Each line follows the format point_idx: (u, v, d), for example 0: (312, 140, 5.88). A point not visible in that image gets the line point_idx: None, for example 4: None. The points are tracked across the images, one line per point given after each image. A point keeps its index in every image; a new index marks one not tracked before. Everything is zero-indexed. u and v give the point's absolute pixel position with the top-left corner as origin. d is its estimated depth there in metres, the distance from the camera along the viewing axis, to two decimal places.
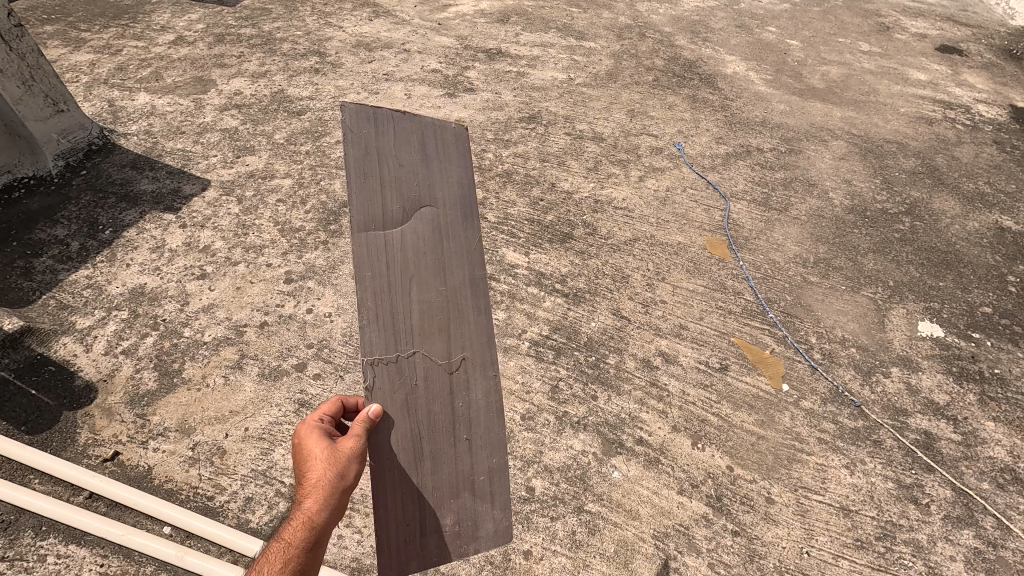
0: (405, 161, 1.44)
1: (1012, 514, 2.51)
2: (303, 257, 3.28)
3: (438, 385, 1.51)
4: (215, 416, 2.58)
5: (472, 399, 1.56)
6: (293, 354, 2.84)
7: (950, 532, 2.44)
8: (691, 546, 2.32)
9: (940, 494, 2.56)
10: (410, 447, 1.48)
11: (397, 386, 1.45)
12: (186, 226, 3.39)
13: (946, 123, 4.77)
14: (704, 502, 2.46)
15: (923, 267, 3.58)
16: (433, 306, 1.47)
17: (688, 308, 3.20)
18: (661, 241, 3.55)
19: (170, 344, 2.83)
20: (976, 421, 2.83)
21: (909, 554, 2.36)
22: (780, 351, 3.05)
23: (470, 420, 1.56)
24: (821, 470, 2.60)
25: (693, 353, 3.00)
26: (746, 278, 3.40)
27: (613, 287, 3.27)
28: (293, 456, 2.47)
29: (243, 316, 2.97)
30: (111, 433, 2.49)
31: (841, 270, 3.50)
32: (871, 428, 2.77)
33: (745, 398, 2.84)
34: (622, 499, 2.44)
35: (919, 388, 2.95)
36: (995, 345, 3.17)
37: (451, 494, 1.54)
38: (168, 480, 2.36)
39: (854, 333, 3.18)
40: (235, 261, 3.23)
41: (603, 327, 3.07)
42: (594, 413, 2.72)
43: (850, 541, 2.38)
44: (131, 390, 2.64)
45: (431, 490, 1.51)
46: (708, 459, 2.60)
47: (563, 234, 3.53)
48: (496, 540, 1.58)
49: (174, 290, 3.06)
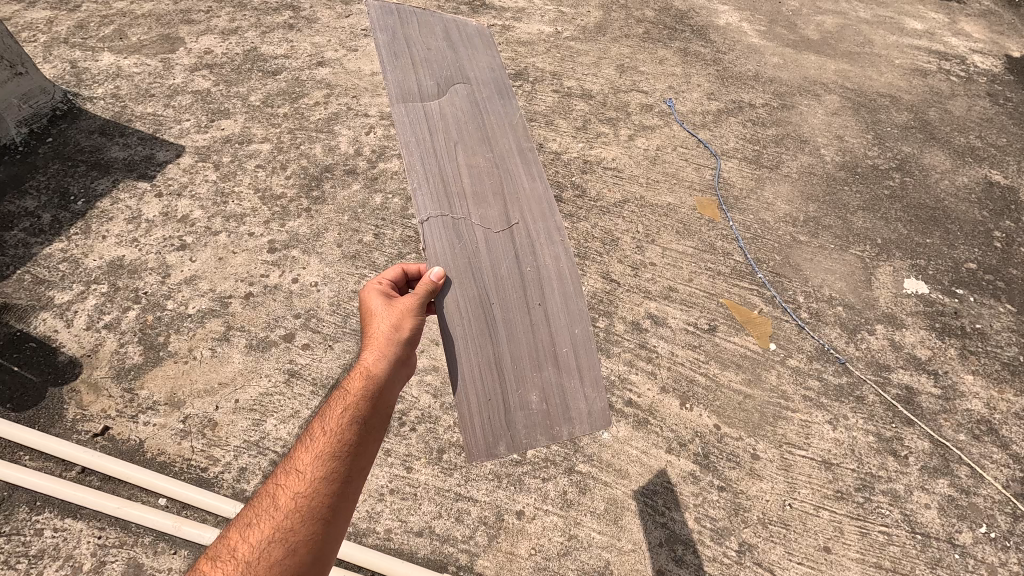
0: (463, 111, 1.94)
1: (986, 463, 2.61)
2: (286, 225, 3.19)
3: (514, 292, 1.83)
4: (204, 388, 2.56)
5: (545, 300, 1.85)
6: (281, 324, 2.81)
7: (926, 482, 2.53)
8: (679, 502, 2.40)
9: (919, 446, 2.64)
10: (496, 339, 1.81)
11: (481, 283, 1.80)
12: (162, 195, 3.27)
13: (941, 75, 4.67)
14: (691, 459, 2.52)
15: (911, 224, 3.58)
16: (500, 220, 1.85)
17: (677, 270, 3.19)
18: (652, 202, 3.50)
19: (153, 318, 2.78)
20: (956, 375, 2.90)
21: (886, 503, 2.46)
22: (768, 311, 3.07)
23: (548, 316, 1.86)
24: (805, 426, 2.66)
25: (682, 315, 3.01)
26: (735, 239, 3.38)
27: (603, 250, 3.24)
28: (285, 426, 2.48)
29: (227, 287, 2.92)
30: (99, 408, 2.47)
31: (830, 229, 3.49)
32: (854, 385, 2.82)
33: (732, 358, 2.87)
34: (612, 459, 2.50)
35: (903, 344, 3.00)
36: (977, 301, 3.21)
37: (534, 379, 1.83)
38: (161, 453, 2.37)
39: (842, 292, 3.20)
40: (216, 231, 3.14)
41: (593, 290, 3.06)
42: None
43: (831, 492, 2.47)
44: (116, 364, 2.61)
45: (515, 375, 1.82)
46: (696, 419, 2.65)
47: (552, 196, 3.46)
48: (575, 427, 1.84)
49: (154, 262, 2.98)
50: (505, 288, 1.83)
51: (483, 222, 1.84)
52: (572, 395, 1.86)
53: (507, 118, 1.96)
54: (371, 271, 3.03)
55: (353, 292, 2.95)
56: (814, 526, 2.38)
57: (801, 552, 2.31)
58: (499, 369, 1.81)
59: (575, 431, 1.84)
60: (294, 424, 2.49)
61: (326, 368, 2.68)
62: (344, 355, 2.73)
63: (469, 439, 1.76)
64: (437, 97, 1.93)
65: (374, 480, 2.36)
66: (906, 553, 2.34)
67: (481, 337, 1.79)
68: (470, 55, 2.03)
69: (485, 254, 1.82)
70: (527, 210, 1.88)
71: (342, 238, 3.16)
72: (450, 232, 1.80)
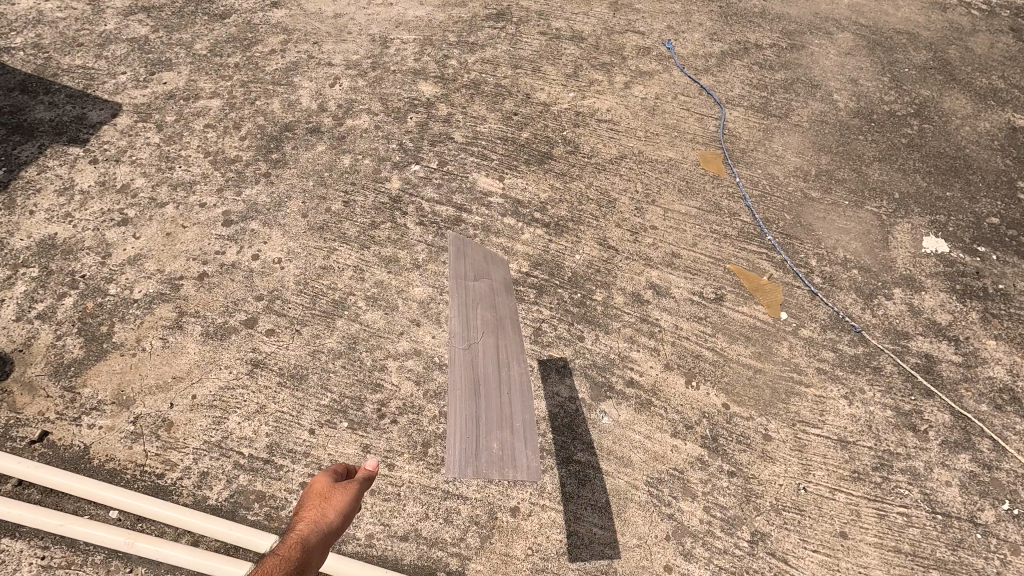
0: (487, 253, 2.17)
1: (1008, 435, 2.45)
2: (242, 193, 2.82)
3: (482, 355, 1.92)
4: (156, 384, 2.28)
5: (511, 374, 1.92)
6: (241, 308, 2.50)
7: (947, 458, 2.37)
8: (686, 491, 2.21)
9: (939, 419, 2.46)
10: (475, 411, 1.78)
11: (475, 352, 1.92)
12: (97, 161, 2.86)
13: (962, 9, 4.26)
14: (699, 443, 2.32)
15: (930, 175, 3.29)
16: (491, 332, 1.98)
17: (680, 234, 2.90)
18: (651, 158, 3.17)
19: (94, 305, 2.45)
20: (977, 340, 2.70)
21: (905, 482, 2.30)
22: (779, 277, 2.82)
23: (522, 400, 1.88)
24: (820, 403, 2.47)
25: (686, 284, 2.75)
26: (743, 197, 3.08)
27: (598, 214, 2.93)
28: (251, 424, 2.23)
29: (178, 267, 2.58)
30: (35, 411, 2.19)
31: (844, 182, 3.21)
32: (871, 355, 2.62)
33: (741, 330, 2.64)
34: (613, 447, 2.29)
35: (922, 308, 2.78)
36: (1000, 259, 2.98)
37: (503, 444, 1.76)
38: (110, 460, 2.11)
39: (857, 253, 2.95)
40: (161, 202, 2.77)
41: (588, 260, 2.77)
42: (581, 355, 2.49)
43: (848, 473, 2.30)
44: (53, 360, 2.30)
45: (489, 430, 1.77)
46: (703, 399, 2.43)
47: (541, 153, 3.10)
48: (516, 474, 1.70)
49: (91, 240, 2.62)
50: (490, 371, 1.90)
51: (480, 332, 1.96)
52: (512, 448, 1.76)
53: (500, 259, 2.20)
54: (341, 245, 2.70)
55: (321, 268, 2.63)
56: (830, 510, 2.22)
57: (816, 539, 2.15)
58: (473, 426, 1.74)
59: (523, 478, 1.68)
60: (260, 421, 2.24)
61: (294, 355, 2.40)
62: (313, 340, 2.44)
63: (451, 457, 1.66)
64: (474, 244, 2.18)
65: None
66: (927, 535, 2.19)
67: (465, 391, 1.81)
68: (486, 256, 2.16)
69: (477, 338, 1.93)
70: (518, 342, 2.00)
71: (306, 207, 2.80)
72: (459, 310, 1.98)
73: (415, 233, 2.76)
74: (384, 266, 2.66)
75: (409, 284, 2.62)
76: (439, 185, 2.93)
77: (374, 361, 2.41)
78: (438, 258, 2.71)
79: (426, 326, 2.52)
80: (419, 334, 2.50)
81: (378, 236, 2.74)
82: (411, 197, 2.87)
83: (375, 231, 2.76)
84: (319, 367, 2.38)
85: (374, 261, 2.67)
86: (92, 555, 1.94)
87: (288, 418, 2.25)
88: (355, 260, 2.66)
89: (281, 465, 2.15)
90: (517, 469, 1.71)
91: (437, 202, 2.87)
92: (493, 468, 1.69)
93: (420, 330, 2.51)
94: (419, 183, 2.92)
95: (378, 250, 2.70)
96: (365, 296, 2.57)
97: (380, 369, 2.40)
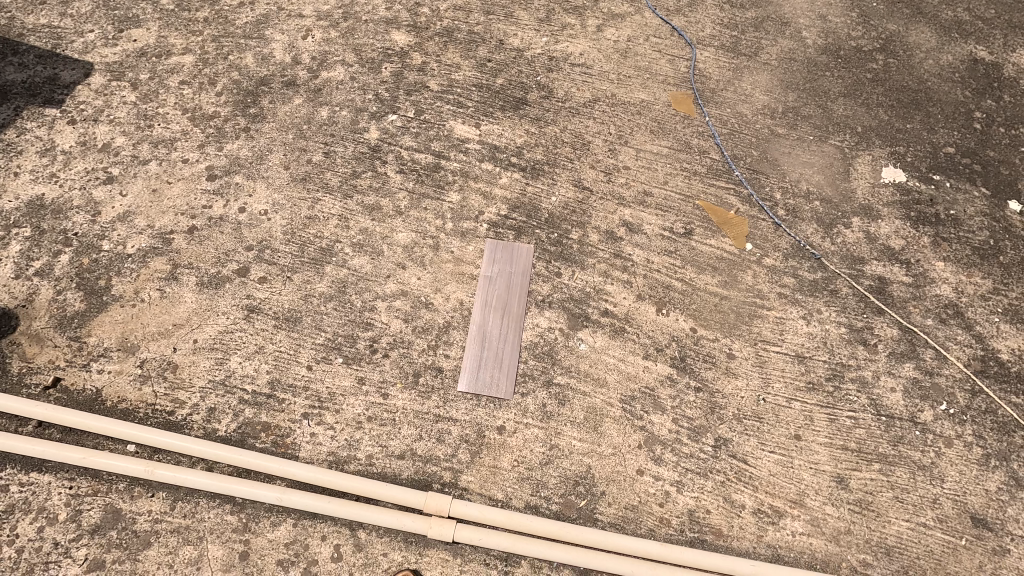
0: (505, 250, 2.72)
1: (950, 344, 2.65)
2: (223, 148, 2.86)
3: (488, 310, 2.59)
4: (158, 331, 2.46)
5: (509, 335, 2.54)
6: (232, 258, 2.62)
7: (893, 367, 2.60)
8: (656, 405, 2.45)
9: (887, 333, 2.67)
10: (477, 330, 2.55)
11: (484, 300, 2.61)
12: (75, 121, 2.86)
13: None
14: (668, 363, 2.54)
15: (892, 109, 3.21)
16: (500, 306, 2.59)
17: (652, 173, 2.97)
18: (623, 101, 3.16)
19: (89, 261, 2.57)
20: (927, 263, 2.82)
21: (854, 390, 2.54)
22: (745, 211, 2.92)
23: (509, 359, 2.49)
24: (780, 323, 2.65)
25: (657, 220, 2.86)
26: (712, 135, 3.10)
27: (573, 155, 2.99)
28: (251, 363, 2.43)
29: (167, 222, 2.67)
30: (46, 360, 2.38)
31: (809, 119, 3.17)
32: (829, 279, 2.77)
33: (708, 261, 2.78)
34: (590, 369, 2.50)
35: (877, 236, 2.88)
36: (953, 186, 3.00)
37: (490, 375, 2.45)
38: (122, 401, 2.34)
39: (820, 185, 2.99)
40: (144, 159, 2.81)
41: (564, 200, 2.87)
42: (559, 290, 2.65)
43: (803, 384, 2.53)
44: (57, 313, 2.46)
45: (483, 350, 2.50)
46: (672, 324, 2.62)
47: (516, 99, 3.11)
48: (497, 395, 2.43)
49: (79, 199, 2.69)
50: (492, 322, 2.56)
51: (492, 298, 2.61)
52: (499, 379, 2.45)
53: (517, 263, 2.70)
54: (324, 194, 2.79)
55: (307, 218, 2.73)
56: (785, 417, 2.47)
57: (773, 442, 2.42)
58: (475, 342, 2.52)
59: (497, 395, 2.42)
60: (260, 360, 2.44)
61: (287, 301, 2.55)
62: (305, 286, 2.59)
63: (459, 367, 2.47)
64: (498, 239, 2.75)
65: (351, 409, 2.37)
66: (871, 434, 2.46)
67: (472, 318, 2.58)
68: (504, 251, 2.72)
69: (489, 293, 2.62)
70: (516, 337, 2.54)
71: (288, 159, 2.86)
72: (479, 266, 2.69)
73: (396, 182, 2.84)
74: (367, 214, 2.76)
75: (393, 230, 2.73)
76: (417, 133, 2.97)
77: (364, 302, 2.57)
78: (420, 204, 2.80)
79: (412, 269, 2.66)
80: (404, 277, 2.64)
81: (360, 185, 2.82)
82: (391, 146, 2.93)
83: (357, 180, 2.83)
84: (312, 310, 2.54)
85: (357, 210, 2.76)
86: (130, 478, 2.23)
87: (286, 356, 2.45)
88: (339, 209, 2.76)
89: (283, 398, 2.38)
90: (498, 392, 2.43)
91: (416, 149, 2.93)
92: (483, 389, 2.43)
93: (406, 272, 2.65)
94: (397, 132, 2.96)
95: (361, 200, 2.79)
96: (351, 243, 2.69)
97: (370, 309, 2.56)
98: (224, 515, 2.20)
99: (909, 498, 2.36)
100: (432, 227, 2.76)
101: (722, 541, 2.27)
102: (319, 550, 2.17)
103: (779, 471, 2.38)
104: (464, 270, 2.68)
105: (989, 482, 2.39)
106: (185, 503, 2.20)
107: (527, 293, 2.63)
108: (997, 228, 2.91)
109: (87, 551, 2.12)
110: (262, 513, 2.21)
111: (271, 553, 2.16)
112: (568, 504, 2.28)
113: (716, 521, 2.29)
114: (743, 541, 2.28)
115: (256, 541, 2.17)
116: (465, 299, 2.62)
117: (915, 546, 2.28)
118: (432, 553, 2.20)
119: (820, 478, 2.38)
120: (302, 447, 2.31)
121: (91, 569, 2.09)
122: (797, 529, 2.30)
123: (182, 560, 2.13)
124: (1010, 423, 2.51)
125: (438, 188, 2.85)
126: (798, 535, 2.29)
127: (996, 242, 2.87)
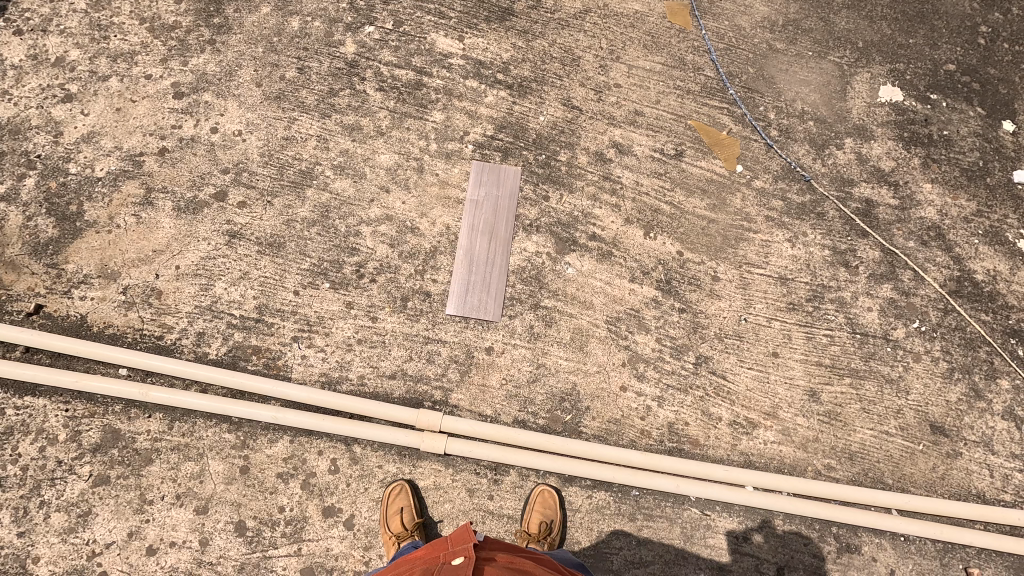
0: (492, 174, 2.65)
1: (929, 266, 2.68)
2: (188, 63, 2.66)
3: (475, 234, 2.56)
4: (138, 258, 2.43)
5: (497, 259, 2.54)
6: (208, 182, 2.53)
7: (872, 288, 2.65)
8: (641, 326, 2.52)
9: (870, 256, 2.69)
10: (466, 254, 2.53)
11: (471, 225, 2.58)
12: (21, 32, 2.61)
13: None
14: (654, 286, 2.57)
15: (896, 23, 2.98)
16: (489, 231, 2.57)
17: (644, 91, 2.82)
18: (616, 12, 2.92)
19: (57, 185, 2.47)
20: (915, 185, 2.78)
21: (833, 309, 2.61)
22: (737, 132, 2.81)
23: (499, 281, 2.51)
24: (765, 246, 2.66)
25: (648, 141, 2.76)
26: (708, 51, 2.89)
27: (563, 72, 2.81)
28: (237, 288, 2.42)
29: (136, 143, 2.55)
30: (26, 287, 2.36)
31: (810, 33, 2.95)
32: (817, 202, 2.73)
33: (698, 184, 2.72)
34: (577, 292, 2.53)
35: (869, 158, 2.80)
36: (949, 106, 2.88)
37: (481, 298, 2.48)
38: (109, 326, 2.36)
39: (815, 105, 2.86)
40: (103, 75, 2.61)
41: (553, 120, 2.75)
42: (547, 214, 2.61)
43: (784, 305, 2.59)
44: (30, 240, 2.40)
45: (475, 274, 2.50)
46: (659, 248, 2.62)
47: (502, 9, 2.86)
48: (486, 317, 2.46)
49: (38, 119, 2.53)
50: (480, 246, 2.55)
51: (481, 223, 2.58)
52: (487, 302, 2.48)
53: (505, 185, 2.63)
54: (301, 114, 2.65)
55: (284, 140, 2.61)
56: (765, 336, 2.55)
57: (751, 358, 2.52)
58: (465, 267, 2.52)
59: (489, 316, 2.46)
60: (245, 286, 2.43)
61: (269, 226, 2.50)
62: (286, 211, 2.52)
63: (450, 291, 2.49)
64: (484, 162, 2.66)
65: (340, 333, 2.41)
66: (845, 350, 2.57)
67: (462, 243, 2.55)
68: (490, 174, 2.65)
69: (477, 217, 2.58)
70: (505, 260, 2.54)
71: (259, 75, 2.67)
72: (466, 191, 2.62)
73: (376, 101, 2.69)
74: (348, 134, 2.64)
75: (375, 152, 2.63)
76: (396, 47, 2.77)
77: (348, 227, 2.53)
78: (402, 124, 2.68)
79: (396, 193, 2.59)
80: (389, 201, 2.57)
81: (338, 104, 2.67)
82: (369, 62, 2.74)
83: (335, 99, 2.68)
84: (295, 236, 2.50)
85: (336, 130, 2.64)
86: (125, 401, 2.28)
87: (272, 282, 2.44)
88: (318, 129, 2.64)
89: (272, 322, 2.40)
90: (487, 314, 2.46)
91: (396, 65, 2.75)
92: (471, 312, 2.46)
93: (390, 196, 2.58)
94: (375, 46, 2.76)
95: (340, 119, 2.65)
96: (332, 165, 2.59)
97: (355, 235, 2.52)
98: (222, 433, 2.28)
99: (875, 409, 2.51)
100: (415, 148, 2.66)
101: (699, 450, 2.41)
102: (317, 464, 2.28)
103: (754, 387, 2.49)
104: (449, 194, 2.61)
105: (950, 394, 2.54)
106: (183, 423, 2.28)
107: (515, 217, 2.60)
108: (988, 149, 2.84)
109: (91, 468, 2.21)
110: (259, 431, 2.29)
111: (270, 467, 2.27)
112: (554, 419, 2.39)
113: (694, 433, 2.43)
114: (718, 450, 2.42)
115: (255, 456, 2.27)
116: (451, 224, 2.58)
117: (876, 451, 2.46)
118: (426, 465, 2.33)
119: (794, 392, 2.50)
120: (294, 369, 2.36)
121: (97, 484, 2.20)
122: (768, 438, 2.45)
123: (185, 475, 2.23)
124: (977, 339, 2.61)
125: (420, 107, 2.71)
126: (769, 444, 2.44)
127: (985, 163, 2.82)
